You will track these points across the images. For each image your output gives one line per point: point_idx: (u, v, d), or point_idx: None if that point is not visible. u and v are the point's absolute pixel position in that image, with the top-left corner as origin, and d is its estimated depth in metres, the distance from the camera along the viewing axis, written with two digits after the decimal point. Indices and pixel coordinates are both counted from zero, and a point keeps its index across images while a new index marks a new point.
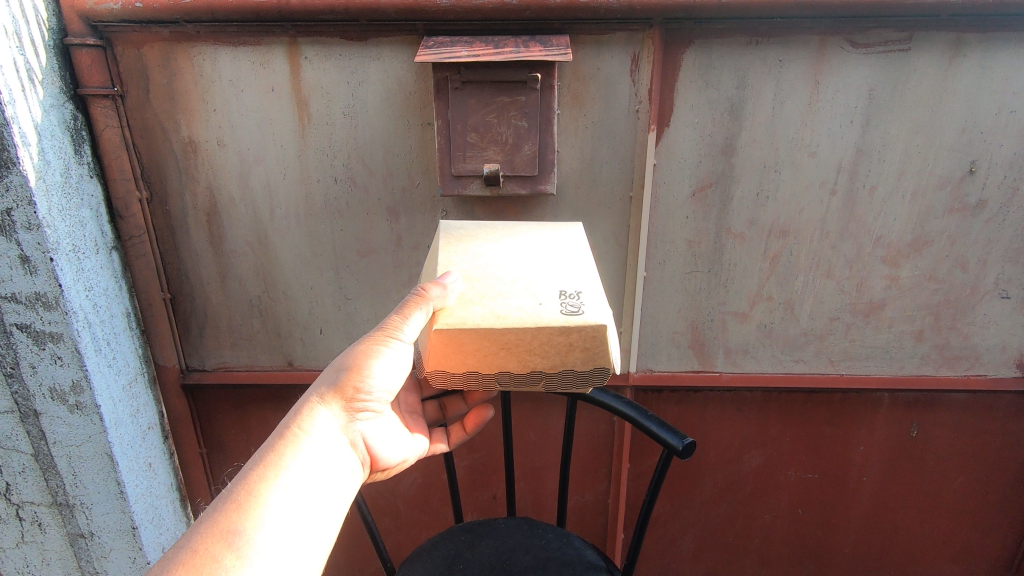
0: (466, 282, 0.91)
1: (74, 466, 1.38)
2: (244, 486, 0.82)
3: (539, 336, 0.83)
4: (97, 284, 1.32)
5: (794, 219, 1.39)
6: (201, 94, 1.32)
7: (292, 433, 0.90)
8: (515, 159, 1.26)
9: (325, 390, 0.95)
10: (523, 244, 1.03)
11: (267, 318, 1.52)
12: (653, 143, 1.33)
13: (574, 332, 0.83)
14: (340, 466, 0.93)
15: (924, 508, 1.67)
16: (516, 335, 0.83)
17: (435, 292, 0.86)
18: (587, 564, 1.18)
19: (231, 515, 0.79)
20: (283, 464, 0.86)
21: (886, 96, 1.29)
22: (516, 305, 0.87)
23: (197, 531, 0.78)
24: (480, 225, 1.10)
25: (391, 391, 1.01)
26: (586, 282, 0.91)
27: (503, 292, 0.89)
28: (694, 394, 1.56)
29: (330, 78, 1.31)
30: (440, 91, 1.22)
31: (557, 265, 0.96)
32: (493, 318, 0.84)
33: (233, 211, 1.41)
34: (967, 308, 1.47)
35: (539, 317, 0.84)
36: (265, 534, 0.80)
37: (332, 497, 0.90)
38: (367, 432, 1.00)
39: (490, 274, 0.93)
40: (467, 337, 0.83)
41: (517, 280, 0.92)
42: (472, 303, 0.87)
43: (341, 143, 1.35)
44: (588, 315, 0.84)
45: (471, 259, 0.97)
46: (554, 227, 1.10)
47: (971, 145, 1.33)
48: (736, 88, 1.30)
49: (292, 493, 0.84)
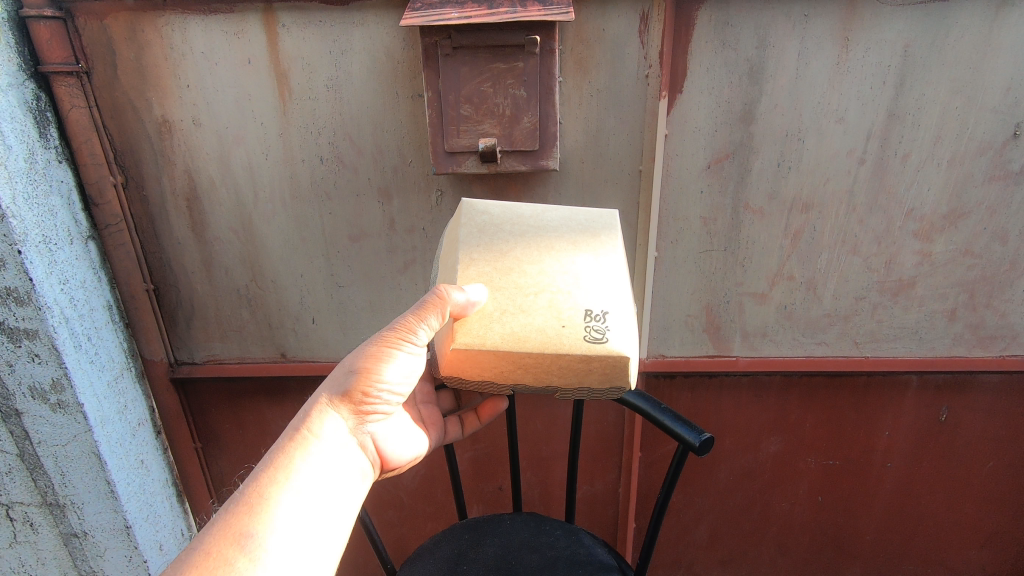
0: (488, 290, 0.81)
1: (62, 466, 1.32)
2: (255, 486, 0.75)
3: (559, 360, 0.77)
4: (73, 276, 1.24)
5: (819, 190, 1.28)
6: (172, 68, 1.22)
7: (300, 436, 0.82)
8: (514, 133, 1.15)
9: (333, 392, 0.86)
10: (552, 240, 0.88)
11: (256, 308, 1.44)
12: (665, 111, 1.22)
13: (595, 360, 0.77)
14: (351, 470, 0.85)
15: (952, 494, 1.59)
16: (535, 358, 0.77)
17: (456, 300, 0.77)
18: (597, 564, 1.11)
19: (243, 517, 0.73)
20: (293, 466, 0.78)
21: (924, 52, 1.17)
22: (538, 324, 0.78)
23: (209, 533, 0.72)
24: (506, 207, 0.92)
25: (401, 393, 0.91)
26: (614, 299, 0.81)
27: (527, 306, 0.80)
28: (709, 380, 1.47)
29: (311, 47, 1.20)
30: (430, 58, 1.10)
31: (588, 270, 0.84)
32: (513, 339, 0.77)
33: (215, 196, 1.32)
34: (1005, 284, 1.36)
35: (560, 342, 0.77)
36: (277, 538, 0.73)
37: (344, 499, 0.82)
38: (377, 434, 0.91)
39: (514, 279, 0.82)
40: (485, 355, 0.77)
41: (542, 290, 0.81)
42: (492, 317, 0.79)
43: (326, 119, 1.25)
44: (612, 343, 0.77)
45: (494, 258, 0.84)
46: (585, 215, 0.93)
47: (1016, 105, 1.21)
48: (756, 48, 1.18)
49: (303, 496, 0.77)
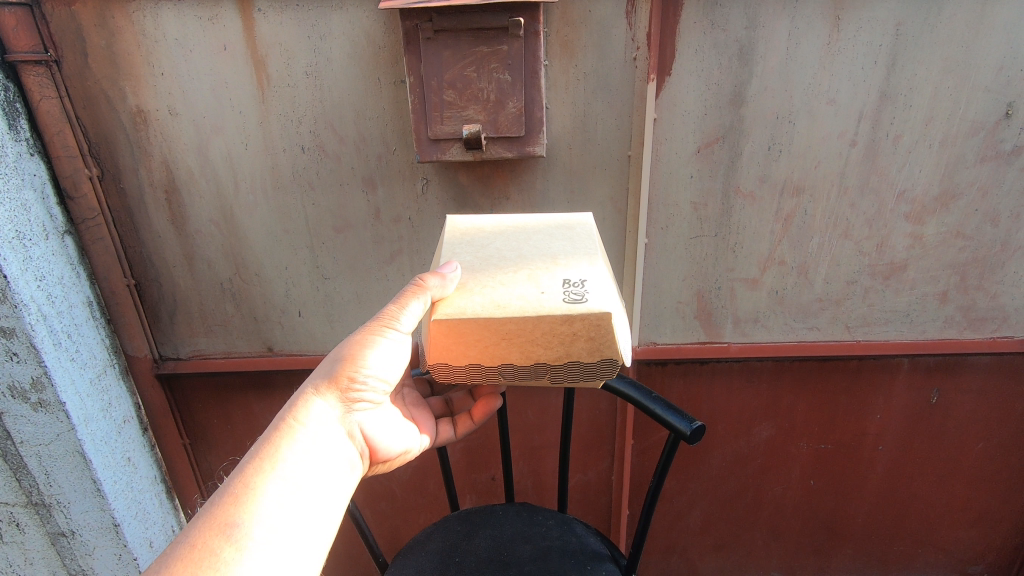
0: (469, 271, 0.81)
1: (46, 466, 1.30)
2: (241, 477, 0.73)
3: (541, 325, 0.72)
4: (49, 272, 1.21)
5: (810, 173, 1.27)
6: (145, 55, 1.18)
7: (286, 425, 0.80)
8: (499, 119, 1.12)
9: (319, 381, 0.84)
10: (530, 235, 0.90)
11: (240, 302, 1.41)
12: (653, 94, 1.20)
13: (576, 321, 0.72)
14: (338, 458, 0.82)
15: (941, 475, 1.60)
16: (517, 324, 0.73)
17: (434, 281, 0.76)
18: (590, 553, 1.11)
19: (228, 508, 0.70)
20: (279, 455, 0.76)
21: (916, 31, 1.15)
22: (518, 293, 0.76)
23: (194, 526, 0.69)
24: (488, 218, 0.96)
25: (389, 381, 0.89)
26: (592, 269, 0.80)
27: (506, 281, 0.79)
28: (701, 366, 1.47)
29: (288, 32, 1.16)
30: (411, 43, 1.07)
31: (564, 250, 0.85)
32: (494, 306, 0.74)
33: (194, 187, 1.29)
34: (996, 266, 1.35)
35: (540, 305, 0.73)
36: (264, 528, 0.71)
37: (332, 488, 0.80)
38: (366, 424, 0.88)
39: (494, 263, 0.83)
40: (467, 326, 0.73)
41: (520, 268, 0.81)
42: (473, 292, 0.77)
43: (306, 107, 1.22)
44: (592, 302, 0.73)
45: (474, 247, 0.87)
46: (562, 217, 0.96)
47: (1009, 84, 1.19)
48: (746, 28, 1.15)
49: (290, 486, 0.75)
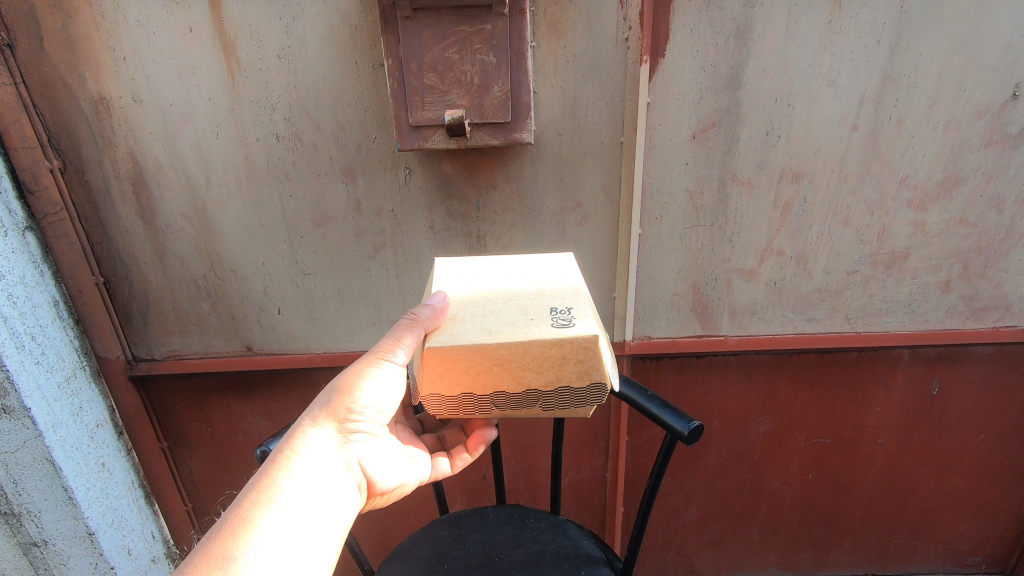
0: (458, 303, 0.78)
1: (13, 475, 1.23)
2: (239, 510, 0.69)
3: (532, 350, 0.67)
4: (9, 271, 1.14)
5: (809, 160, 1.21)
6: (105, 39, 1.11)
7: (284, 456, 0.75)
8: (484, 103, 1.06)
9: (316, 412, 0.79)
10: (517, 270, 0.88)
11: (216, 300, 1.35)
12: (646, 77, 1.14)
13: (565, 345, 0.67)
14: (337, 491, 0.77)
15: (940, 467, 1.57)
16: (508, 349, 0.68)
17: (427, 314, 0.74)
18: (584, 557, 1.06)
19: (225, 542, 0.65)
20: (277, 486, 0.72)
21: (920, 8, 1.09)
22: (507, 320, 0.72)
23: (189, 563, 0.64)
24: (476, 259, 0.94)
25: (387, 411, 0.84)
26: (577, 297, 0.77)
27: (494, 309, 0.75)
28: (697, 361, 1.42)
29: (257, 13, 1.09)
30: (388, 22, 1.00)
31: (549, 281, 0.83)
32: (485, 332, 0.70)
33: (162, 180, 1.22)
34: (1000, 254, 1.31)
35: (529, 330, 0.69)
36: (261, 562, 0.65)
37: (332, 520, 0.74)
38: (364, 456, 0.83)
39: (483, 294, 0.80)
40: (459, 353, 0.68)
41: (508, 298, 0.78)
42: (463, 321, 0.73)
43: (280, 93, 1.15)
44: (581, 326, 0.69)
45: (463, 282, 0.84)
46: (547, 255, 0.93)
47: (1017, 63, 1.13)
48: (743, 6, 1.09)
49: (288, 518, 0.70)
